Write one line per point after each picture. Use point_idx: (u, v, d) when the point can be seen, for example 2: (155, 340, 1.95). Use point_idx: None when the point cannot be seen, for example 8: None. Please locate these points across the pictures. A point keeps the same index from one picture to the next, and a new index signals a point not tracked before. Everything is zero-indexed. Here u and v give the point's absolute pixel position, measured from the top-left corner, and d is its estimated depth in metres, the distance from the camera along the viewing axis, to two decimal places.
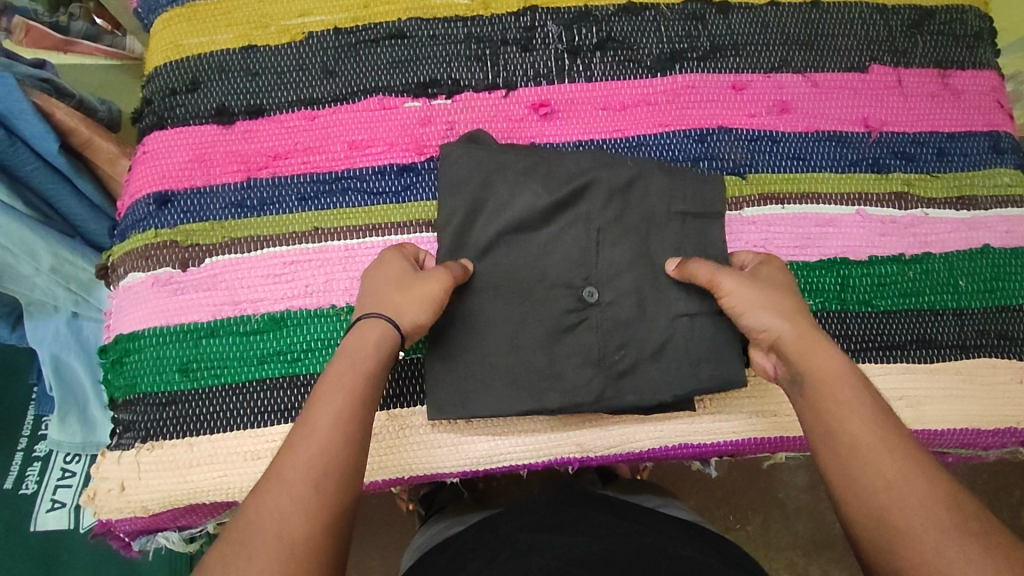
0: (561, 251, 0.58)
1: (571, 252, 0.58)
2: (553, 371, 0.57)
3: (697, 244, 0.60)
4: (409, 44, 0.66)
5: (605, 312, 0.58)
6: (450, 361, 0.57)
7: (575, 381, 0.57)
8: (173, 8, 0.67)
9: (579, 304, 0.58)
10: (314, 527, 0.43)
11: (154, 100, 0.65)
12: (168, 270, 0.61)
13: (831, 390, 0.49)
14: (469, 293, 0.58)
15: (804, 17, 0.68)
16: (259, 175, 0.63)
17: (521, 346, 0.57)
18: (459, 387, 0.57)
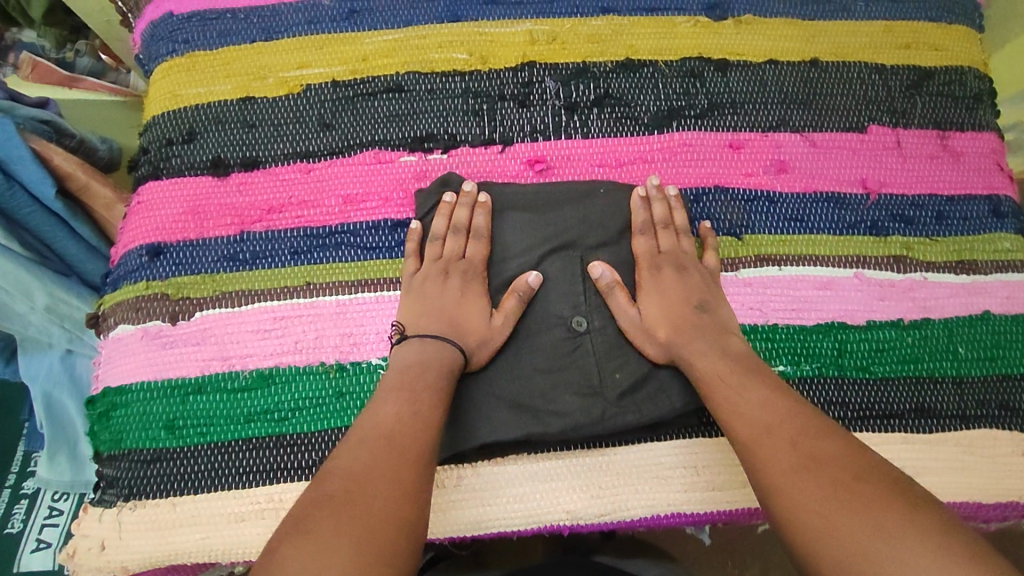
0: (550, 311, 0.59)
1: (560, 312, 0.59)
2: (542, 435, 0.56)
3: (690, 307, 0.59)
4: (406, 98, 0.66)
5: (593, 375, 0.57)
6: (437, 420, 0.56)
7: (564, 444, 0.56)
8: (172, 58, 0.67)
9: (570, 332, 0.58)
10: (387, 545, 0.42)
11: (150, 149, 0.65)
12: (158, 323, 0.60)
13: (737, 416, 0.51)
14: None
15: (803, 76, 0.68)
16: (252, 229, 0.63)
17: (510, 407, 0.57)
18: (446, 448, 0.56)
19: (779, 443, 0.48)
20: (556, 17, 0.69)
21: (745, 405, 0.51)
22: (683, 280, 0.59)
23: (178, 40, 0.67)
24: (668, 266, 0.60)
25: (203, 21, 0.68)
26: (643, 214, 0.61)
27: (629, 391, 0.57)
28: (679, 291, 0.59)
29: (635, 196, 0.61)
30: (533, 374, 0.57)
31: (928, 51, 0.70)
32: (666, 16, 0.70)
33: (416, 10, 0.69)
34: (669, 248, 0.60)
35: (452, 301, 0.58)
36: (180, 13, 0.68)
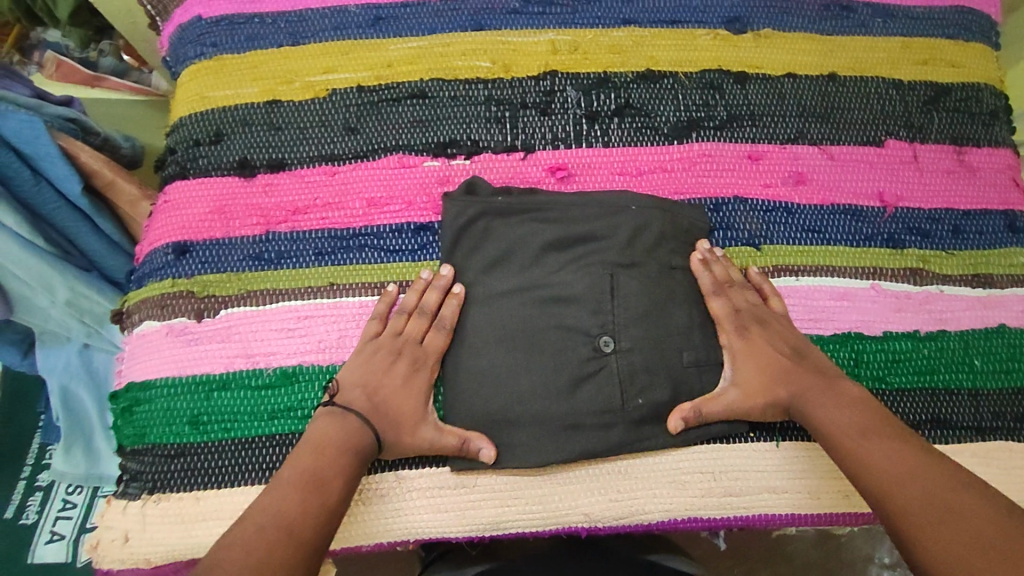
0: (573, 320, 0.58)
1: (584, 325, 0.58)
2: (563, 438, 0.57)
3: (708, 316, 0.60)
4: (430, 105, 0.67)
5: (615, 384, 0.57)
6: (458, 422, 0.57)
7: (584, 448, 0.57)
8: (200, 61, 0.68)
9: (595, 352, 0.57)
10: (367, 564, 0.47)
11: (177, 150, 0.66)
12: (183, 320, 0.61)
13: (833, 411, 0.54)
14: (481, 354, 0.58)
15: (821, 90, 0.69)
16: (278, 229, 0.64)
17: (532, 410, 0.57)
18: (468, 448, 0.57)
19: (903, 456, 0.50)
20: (578, 27, 0.71)
21: (872, 458, 0.51)
22: (769, 334, 0.59)
23: (206, 43, 0.69)
24: (752, 322, 0.59)
25: (232, 25, 0.69)
26: (707, 279, 0.60)
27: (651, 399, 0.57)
28: (768, 350, 0.58)
29: (693, 259, 0.61)
30: (555, 384, 0.57)
31: (945, 67, 0.71)
32: (687, 29, 0.71)
33: (441, 18, 0.70)
34: (745, 305, 0.59)
35: (395, 380, 0.57)
36: (208, 16, 0.69)
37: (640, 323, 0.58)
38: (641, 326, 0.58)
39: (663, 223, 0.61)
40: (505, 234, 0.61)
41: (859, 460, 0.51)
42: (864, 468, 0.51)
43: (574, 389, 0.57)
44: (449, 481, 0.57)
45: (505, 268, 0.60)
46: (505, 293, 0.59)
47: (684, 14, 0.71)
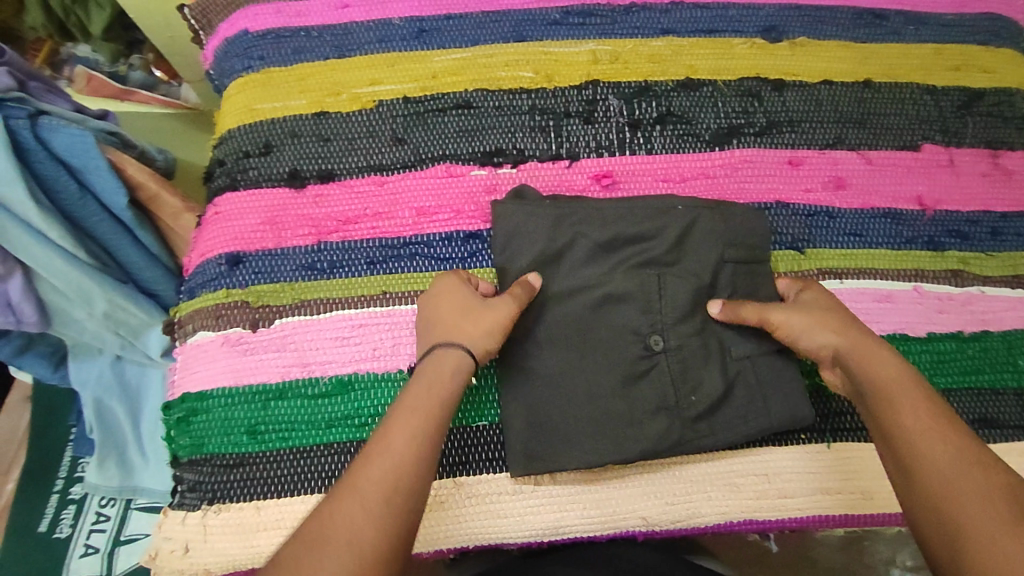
0: (626, 325, 0.59)
1: (637, 329, 0.59)
2: (621, 441, 0.57)
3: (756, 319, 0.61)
4: (475, 115, 0.68)
5: (669, 387, 0.58)
6: (516, 425, 0.58)
7: (642, 452, 0.57)
8: (247, 73, 0.69)
9: (646, 351, 0.59)
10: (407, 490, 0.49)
11: (227, 161, 0.67)
12: (238, 330, 0.62)
13: (892, 390, 0.53)
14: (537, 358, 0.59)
15: (857, 97, 0.71)
16: (329, 239, 0.64)
17: (588, 415, 0.58)
18: (526, 452, 0.58)
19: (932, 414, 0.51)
20: (617, 37, 0.72)
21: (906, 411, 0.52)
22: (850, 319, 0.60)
23: (253, 56, 0.69)
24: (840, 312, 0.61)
25: (278, 38, 0.70)
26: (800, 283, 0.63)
27: (706, 401, 0.58)
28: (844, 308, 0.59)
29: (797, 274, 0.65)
30: (611, 388, 0.58)
31: (977, 73, 0.72)
32: (724, 38, 0.72)
33: (482, 30, 0.71)
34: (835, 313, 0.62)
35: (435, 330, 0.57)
36: (254, 30, 0.70)
37: (690, 326, 0.60)
38: (691, 331, 0.60)
39: (711, 229, 0.62)
40: (558, 241, 0.61)
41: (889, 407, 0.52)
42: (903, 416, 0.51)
43: (628, 392, 0.58)
44: (507, 488, 0.58)
45: (557, 273, 0.61)
46: (557, 299, 0.60)
47: (721, 24, 0.73)
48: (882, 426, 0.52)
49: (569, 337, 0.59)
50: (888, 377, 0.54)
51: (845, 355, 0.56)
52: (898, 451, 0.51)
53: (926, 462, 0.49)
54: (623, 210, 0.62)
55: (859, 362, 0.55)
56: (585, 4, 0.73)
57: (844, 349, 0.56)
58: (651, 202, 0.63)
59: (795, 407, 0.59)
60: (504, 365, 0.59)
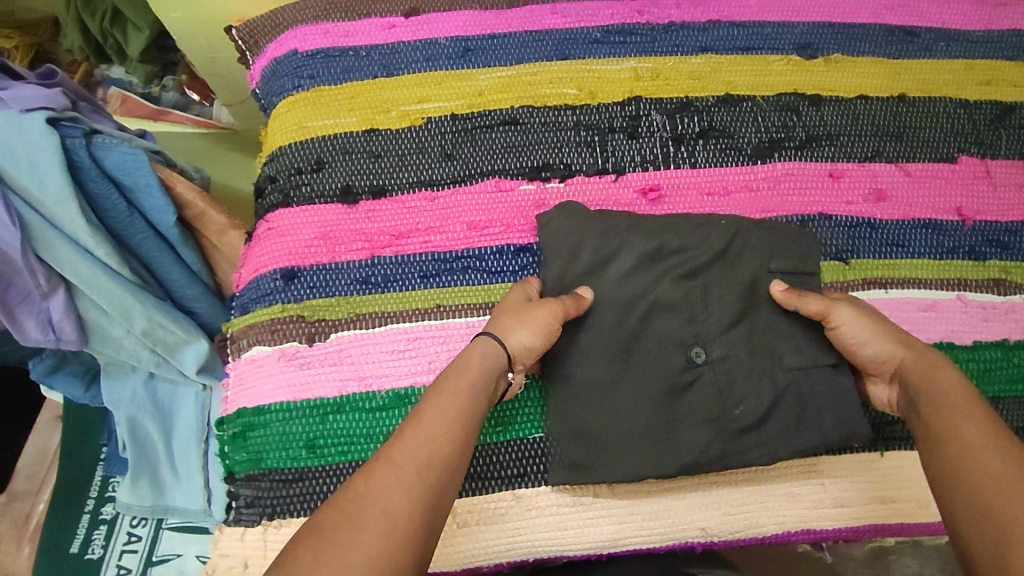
0: (672, 336, 0.60)
1: (680, 339, 0.60)
2: (666, 452, 0.57)
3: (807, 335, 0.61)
4: (521, 131, 0.70)
5: (713, 398, 0.59)
6: (562, 435, 0.59)
7: (692, 462, 0.57)
8: (298, 92, 0.71)
9: (689, 362, 0.60)
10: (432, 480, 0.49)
11: (279, 178, 0.68)
12: (294, 344, 0.62)
13: (949, 401, 0.52)
14: (583, 369, 0.59)
15: (892, 110, 0.72)
16: (383, 253, 0.65)
17: (635, 426, 0.58)
18: (573, 463, 0.58)
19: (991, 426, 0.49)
20: (657, 55, 0.74)
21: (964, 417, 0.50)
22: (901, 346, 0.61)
23: (303, 75, 0.71)
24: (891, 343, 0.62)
25: (327, 58, 0.71)
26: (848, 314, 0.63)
27: (755, 415, 0.58)
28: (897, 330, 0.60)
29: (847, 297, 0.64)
30: (655, 397, 0.58)
31: (1008, 87, 0.74)
32: (761, 55, 0.74)
33: (526, 48, 0.73)
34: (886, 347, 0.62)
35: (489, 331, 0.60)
36: (304, 50, 0.72)
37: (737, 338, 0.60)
38: (735, 339, 0.60)
39: (757, 243, 0.63)
40: (604, 255, 0.62)
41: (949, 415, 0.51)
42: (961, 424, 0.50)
43: (675, 403, 0.59)
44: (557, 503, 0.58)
45: (604, 288, 0.61)
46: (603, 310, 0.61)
47: (758, 41, 0.75)
48: (935, 431, 0.51)
49: (617, 349, 0.60)
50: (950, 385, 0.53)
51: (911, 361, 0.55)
52: (945, 461, 0.49)
53: (972, 466, 0.47)
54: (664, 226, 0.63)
55: (920, 380, 0.54)
56: (625, 23, 0.75)
57: (906, 361, 0.56)
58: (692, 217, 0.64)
59: (851, 418, 0.59)
60: (550, 379, 0.60)
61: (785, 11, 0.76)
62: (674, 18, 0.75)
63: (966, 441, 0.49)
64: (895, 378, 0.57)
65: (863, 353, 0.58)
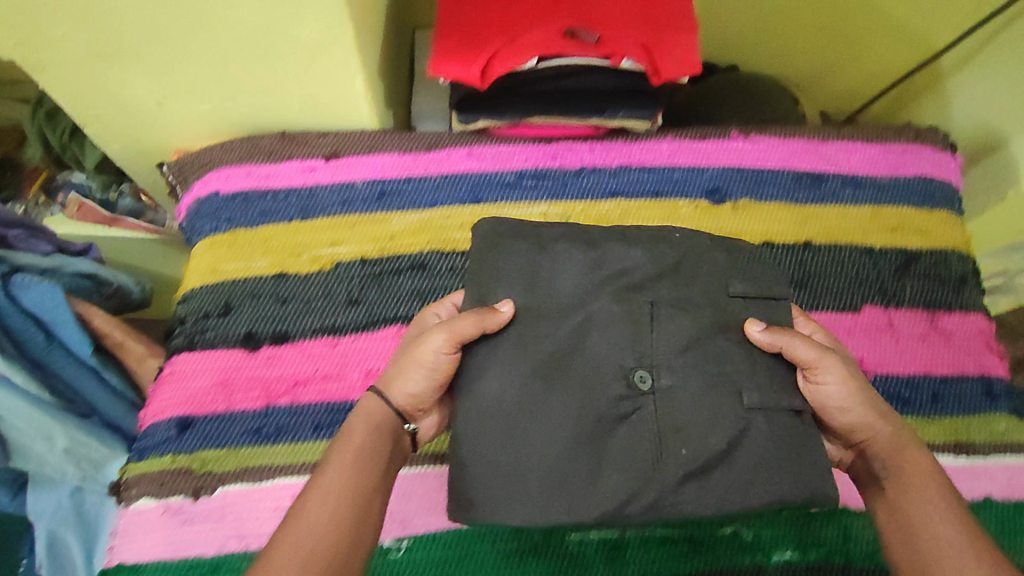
0: (611, 361, 0.51)
1: (621, 363, 0.51)
2: (581, 494, 0.48)
3: (769, 365, 0.54)
4: (428, 275, 0.71)
5: (651, 436, 0.50)
6: (464, 475, 0.50)
7: (616, 512, 0.48)
8: (215, 234, 0.72)
9: (631, 389, 0.51)
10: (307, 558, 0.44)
11: (187, 321, 0.69)
12: (180, 498, 0.62)
13: (915, 485, 0.50)
14: (498, 390, 0.51)
15: (798, 258, 0.73)
16: (279, 402, 0.66)
17: (548, 462, 0.49)
18: (470, 500, 0.50)
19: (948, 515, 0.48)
20: (569, 199, 0.75)
21: (925, 514, 0.48)
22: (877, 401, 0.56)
23: (221, 217, 0.73)
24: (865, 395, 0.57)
25: (246, 201, 0.73)
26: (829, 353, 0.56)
27: (698, 458, 0.49)
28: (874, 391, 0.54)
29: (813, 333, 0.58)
30: (576, 433, 0.49)
31: (914, 234, 0.75)
32: (670, 200, 0.76)
33: (440, 191, 0.75)
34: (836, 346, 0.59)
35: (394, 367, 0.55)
36: (224, 192, 0.74)
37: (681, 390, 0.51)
38: (687, 367, 0.52)
39: (709, 270, 0.57)
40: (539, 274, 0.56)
41: (908, 508, 0.49)
42: (921, 522, 0.48)
43: (602, 440, 0.50)
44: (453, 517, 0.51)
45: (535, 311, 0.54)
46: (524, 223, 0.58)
47: (668, 186, 0.76)
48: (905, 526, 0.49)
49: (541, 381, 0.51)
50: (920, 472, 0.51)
51: (887, 433, 0.52)
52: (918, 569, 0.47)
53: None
54: (609, 245, 0.56)
55: (890, 458, 0.52)
56: (537, 166, 0.76)
57: (883, 443, 0.53)
58: (638, 249, 0.56)
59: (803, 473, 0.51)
60: (459, 405, 0.52)
61: (696, 155, 0.77)
62: (586, 162, 0.77)
63: (938, 539, 0.47)
64: (862, 447, 0.54)
65: (842, 419, 0.53)
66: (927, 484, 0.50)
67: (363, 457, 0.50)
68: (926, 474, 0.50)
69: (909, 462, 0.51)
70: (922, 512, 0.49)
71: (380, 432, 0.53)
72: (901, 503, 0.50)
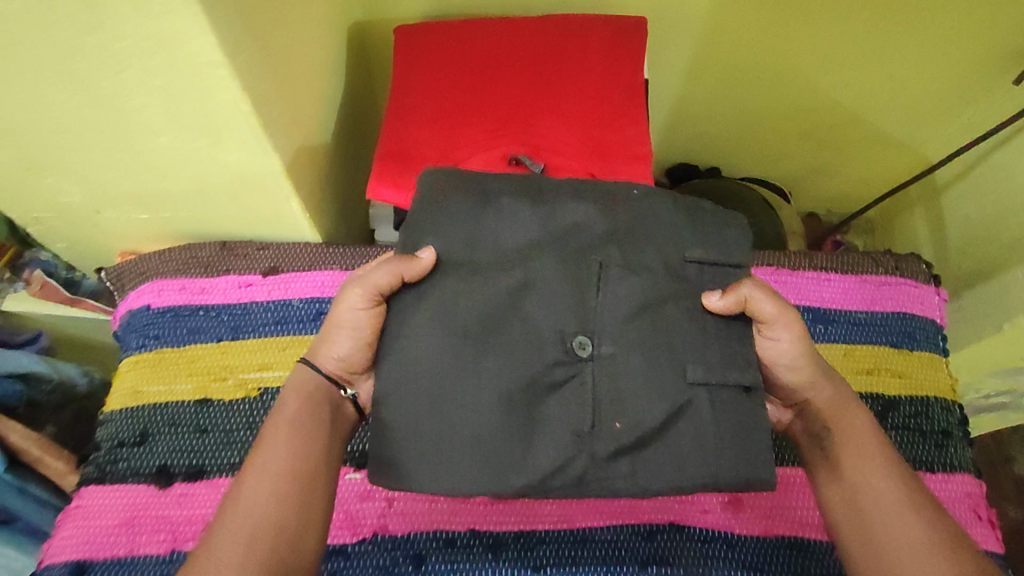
0: (548, 324, 0.47)
1: (559, 329, 0.46)
2: (506, 468, 0.44)
3: (723, 332, 0.49)
4: None
5: (584, 409, 0.45)
6: (383, 443, 0.47)
7: (540, 482, 0.44)
8: (139, 351, 0.68)
9: (568, 356, 0.46)
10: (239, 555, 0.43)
11: (100, 449, 0.65)
12: None
13: (859, 450, 0.50)
14: (421, 351, 0.46)
15: None
16: (185, 547, 0.60)
17: (477, 430, 0.45)
18: (391, 464, 0.46)
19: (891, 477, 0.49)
20: None
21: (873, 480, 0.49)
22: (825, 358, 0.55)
23: (148, 333, 0.69)
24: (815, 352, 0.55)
25: (176, 316, 0.70)
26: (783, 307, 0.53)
27: (632, 433, 0.45)
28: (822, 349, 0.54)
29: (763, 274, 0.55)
30: (510, 394, 0.45)
31: (892, 377, 0.69)
32: None
33: None
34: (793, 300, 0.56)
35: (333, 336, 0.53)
36: (155, 306, 0.70)
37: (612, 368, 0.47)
38: (633, 337, 0.47)
39: (658, 219, 0.51)
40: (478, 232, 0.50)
41: (859, 479, 0.49)
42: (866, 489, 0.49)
43: (536, 405, 0.46)
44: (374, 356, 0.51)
45: (473, 268, 0.48)
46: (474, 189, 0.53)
47: None
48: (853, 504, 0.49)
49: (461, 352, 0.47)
50: (862, 434, 0.51)
51: (828, 393, 0.53)
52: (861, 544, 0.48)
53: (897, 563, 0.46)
54: (557, 202, 0.51)
55: (831, 419, 0.52)
56: None
57: (826, 405, 0.53)
58: (590, 202, 0.51)
59: (755, 460, 0.47)
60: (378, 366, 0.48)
61: None
62: None
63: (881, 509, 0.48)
64: (803, 407, 0.54)
65: (789, 378, 0.53)
66: (868, 443, 0.51)
67: (292, 441, 0.48)
68: (867, 434, 0.51)
69: (851, 429, 0.52)
70: (866, 478, 0.49)
71: (311, 403, 0.50)
72: (847, 470, 0.50)
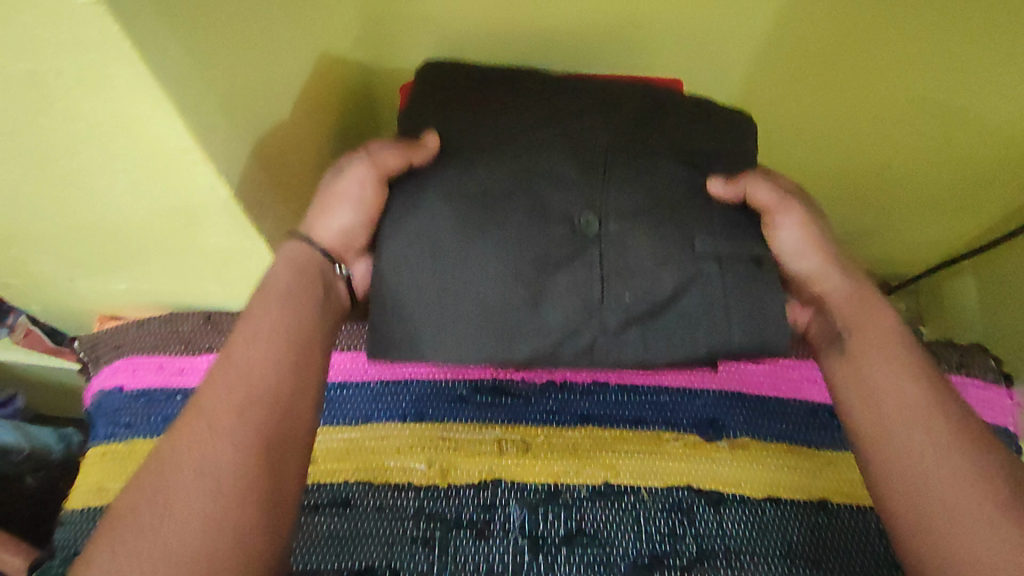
0: (558, 207, 0.52)
1: (568, 211, 0.52)
2: (509, 334, 0.50)
3: (726, 220, 0.54)
4: (350, 516, 0.58)
5: (595, 279, 0.51)
6: (389, 313, 0.51)
7: (550, 349, 0.51)
8: (108, 441, 0.62)
9: (577, 234, 0.52)
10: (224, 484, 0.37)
11: (55, 558, 0.57)
12: None
13: (880, 342, 0.49)
14: (430, 218, 0.51)
15: (811, 522, 0.59)
16: None
17: (486, 297, 0.50)
18: (402, 340, 0.51)
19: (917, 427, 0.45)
20: (529, 424, 0.63)
21: (883, 375, 0.48)
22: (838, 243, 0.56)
23: (119, 420, 0.62)
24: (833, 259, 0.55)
25: (152, 400, 0.63)
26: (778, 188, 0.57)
27: (642, 304, 0.51)
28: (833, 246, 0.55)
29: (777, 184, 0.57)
30: (518, 269, 0.50)
31: None
32: (652, 431, 0.63)
33: (378, 403, 0.64)
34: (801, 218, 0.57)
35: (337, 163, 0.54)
36: (129, 388, 0.64)
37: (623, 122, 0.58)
38: (637, 223, 0.52)
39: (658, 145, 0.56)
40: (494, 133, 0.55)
41: (875, 377, 0.48)
42: (883, 393, 0.47)
43: (546, 279, 0.51)
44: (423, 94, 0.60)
45: (489, 142, 0.54)
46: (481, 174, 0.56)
47: (650, 412, 0.64)
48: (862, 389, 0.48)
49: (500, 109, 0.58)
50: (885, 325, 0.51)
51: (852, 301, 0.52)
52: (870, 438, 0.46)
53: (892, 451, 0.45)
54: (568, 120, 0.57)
55: (851, 318, 0.52)
56: (496, 378, 0.65)
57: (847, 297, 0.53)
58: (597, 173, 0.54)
59: (767, 328, 0.52)
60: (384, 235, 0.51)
61: (687, 375, 0.66)
62: (555, 376, 0.65)
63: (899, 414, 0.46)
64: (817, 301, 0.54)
65: (800, 265, 0.54)
66: (892, 338, 0.49)
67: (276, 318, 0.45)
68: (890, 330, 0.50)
69: (873, 328, 0.51)
70: (878, 366, 0.48)
71: (305, 273, 0.49)
72: (858, 354, 0.50)
